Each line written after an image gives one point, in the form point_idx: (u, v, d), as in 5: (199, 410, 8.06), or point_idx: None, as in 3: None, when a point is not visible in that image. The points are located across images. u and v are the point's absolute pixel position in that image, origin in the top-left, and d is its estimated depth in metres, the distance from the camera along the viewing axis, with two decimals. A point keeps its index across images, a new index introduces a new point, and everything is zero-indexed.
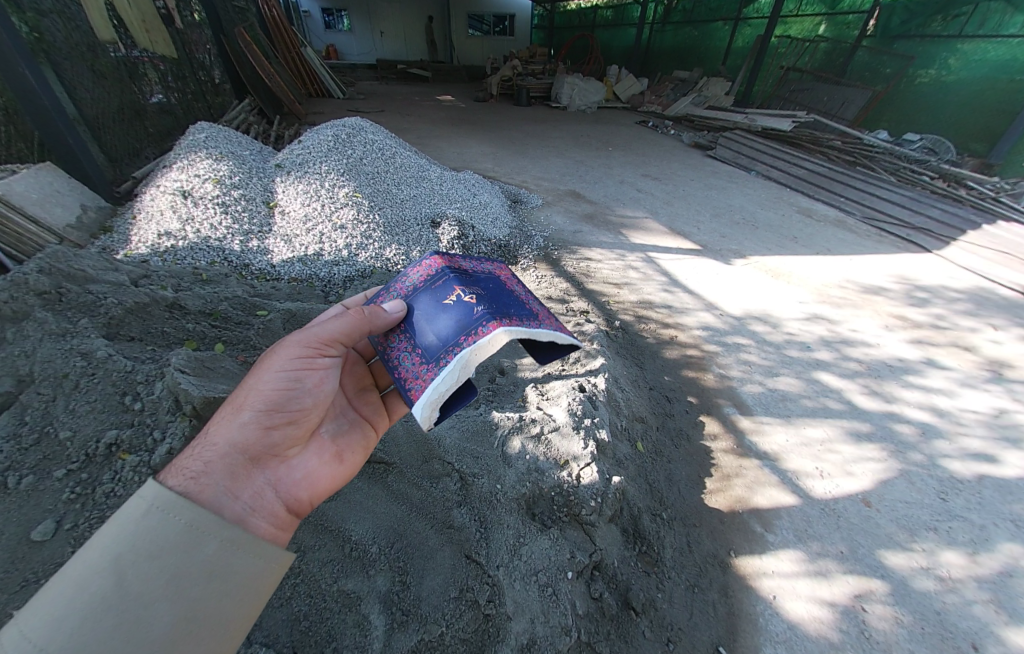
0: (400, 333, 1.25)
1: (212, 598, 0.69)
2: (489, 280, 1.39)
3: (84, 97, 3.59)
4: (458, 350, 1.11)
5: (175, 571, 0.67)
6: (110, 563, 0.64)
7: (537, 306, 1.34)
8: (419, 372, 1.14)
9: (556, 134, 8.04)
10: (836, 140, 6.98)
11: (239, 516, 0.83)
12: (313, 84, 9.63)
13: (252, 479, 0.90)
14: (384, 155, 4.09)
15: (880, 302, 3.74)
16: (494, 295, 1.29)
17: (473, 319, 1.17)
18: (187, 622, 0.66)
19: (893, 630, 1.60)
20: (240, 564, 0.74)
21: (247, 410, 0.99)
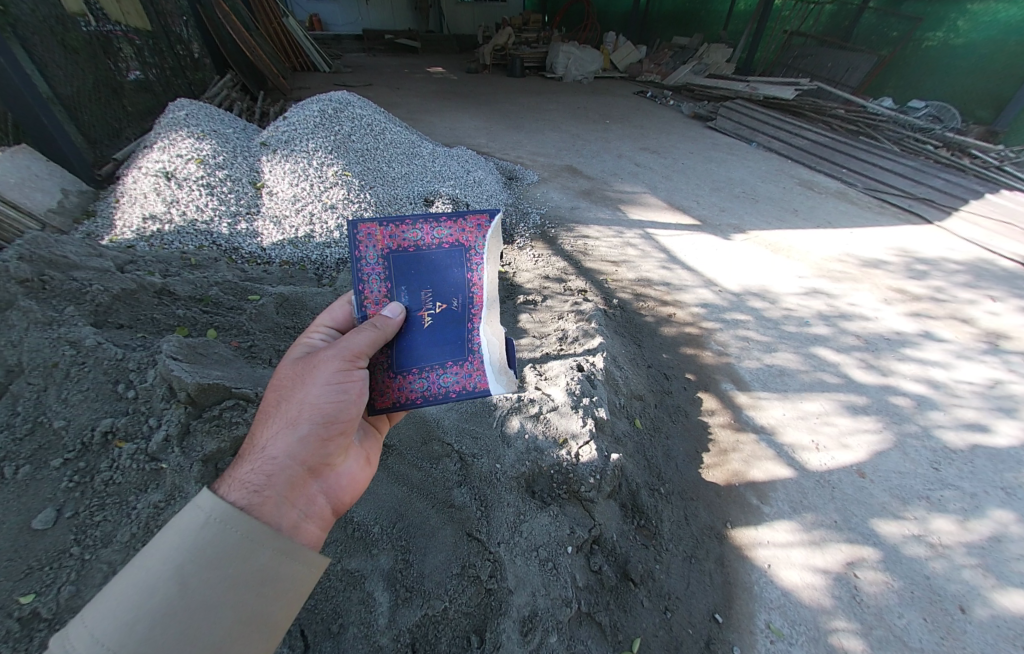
0: (407, 371, 1.19)
1: (265, 607, 0.69)
2: (402, 251, 1.17)
3: (57, 74, 3.42)
4: (478, 319, 1.22)
5: (230, 582, 0.66)
6: (174, 572, 0.63)
7: (452, 230, 1.18)
8: (465, 372, 1.21)
9: (551, 106, 7.79)
10: (840, 108, 6.78)
11: (294, 526, 0.83)
12: (297, 57, 9.23)
13: (310, 491, 0.89)
14: (374, 132, 3.96)
15: (879, 275, 3.72)
16: (435, 269, 1.19)
17: (459, 307, 1.21)
18: (242, 631, 0.65)
19: (884, 595, 1.65)
20: (288, 574, 0.73)
21: (305, 421, 0.93)
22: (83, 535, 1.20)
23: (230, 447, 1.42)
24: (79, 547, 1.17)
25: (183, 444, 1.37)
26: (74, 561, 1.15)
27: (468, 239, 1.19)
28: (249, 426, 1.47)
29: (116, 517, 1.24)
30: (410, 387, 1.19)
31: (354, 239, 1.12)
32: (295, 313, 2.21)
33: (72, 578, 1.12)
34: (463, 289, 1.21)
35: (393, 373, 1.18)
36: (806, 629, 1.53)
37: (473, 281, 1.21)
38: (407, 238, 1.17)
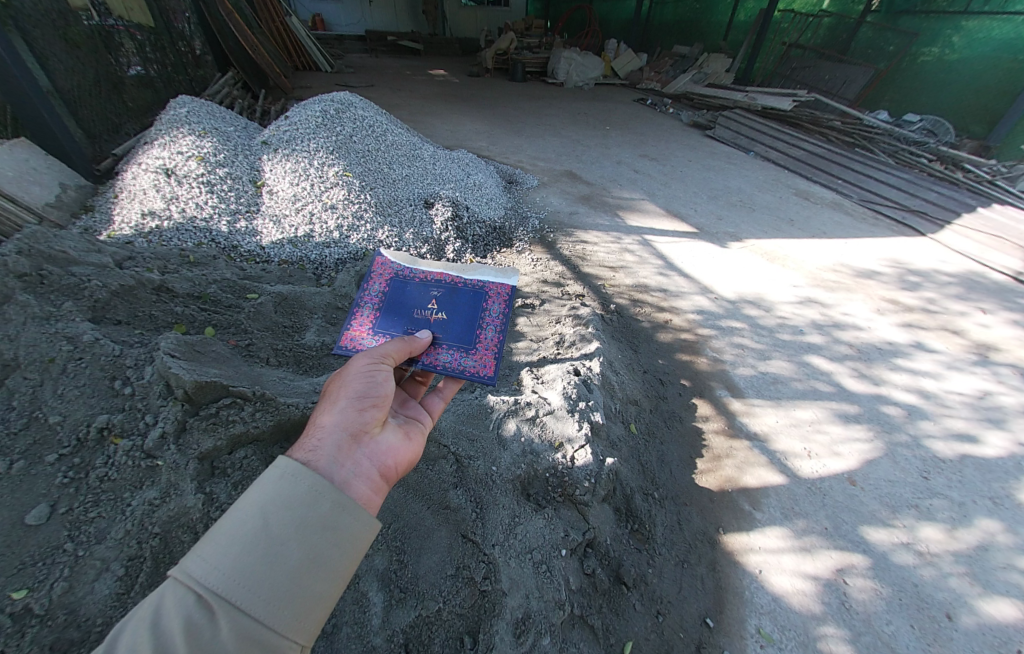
0: (475, 339, 1.45)
1: (331, 554, 0.67)
2: (376, 320, 1.49)
3: (58, 68, 3.42)
4: (453, 279, 1.58)
5: (301, 524, 0.66)
6: (254, 511, 0.64)
7: (378, 280, 1.56)
8: (494, 298, 1.54)
9: (552, 111, 7.85)
10: (836, 120, 6.88)
11: (345, 480, 0.79)
12: (299, 56, 9.25)
13: (354, 450, 0.86)
14: (376, 133, 3.97)
15: (873, 286, 3.77)
16: (401, 303, 1.53)
17: (436, 292, 1.54)
18: (311, 574, 0.63)
19: (872, 602, 1.67)
20: (351, 525, 0.71)
21: (342, 398, 0.98)
22: (77, 531, 1.20)
23: (226, 445, 1.42)
24: (72, 544, 1.17)
25: (180, 442, 1.37)
26: (67, 557, 1.15)
27: (389, 272, 1.59)
28: (246, 424, 1.46)
29: (110, 514, 1.24)
30: (488, 342, 1.46)
31: (355, 345, 1.43)
32: (293, 312, 2.21)
33: (65, 574, 1.12)
34: (424, 286, 1.56)
35: (469, 351, 1.43)
36: (796, 634, 1.55)
37: (421, 277, 1.57)
38: (369, 313, 1.51)
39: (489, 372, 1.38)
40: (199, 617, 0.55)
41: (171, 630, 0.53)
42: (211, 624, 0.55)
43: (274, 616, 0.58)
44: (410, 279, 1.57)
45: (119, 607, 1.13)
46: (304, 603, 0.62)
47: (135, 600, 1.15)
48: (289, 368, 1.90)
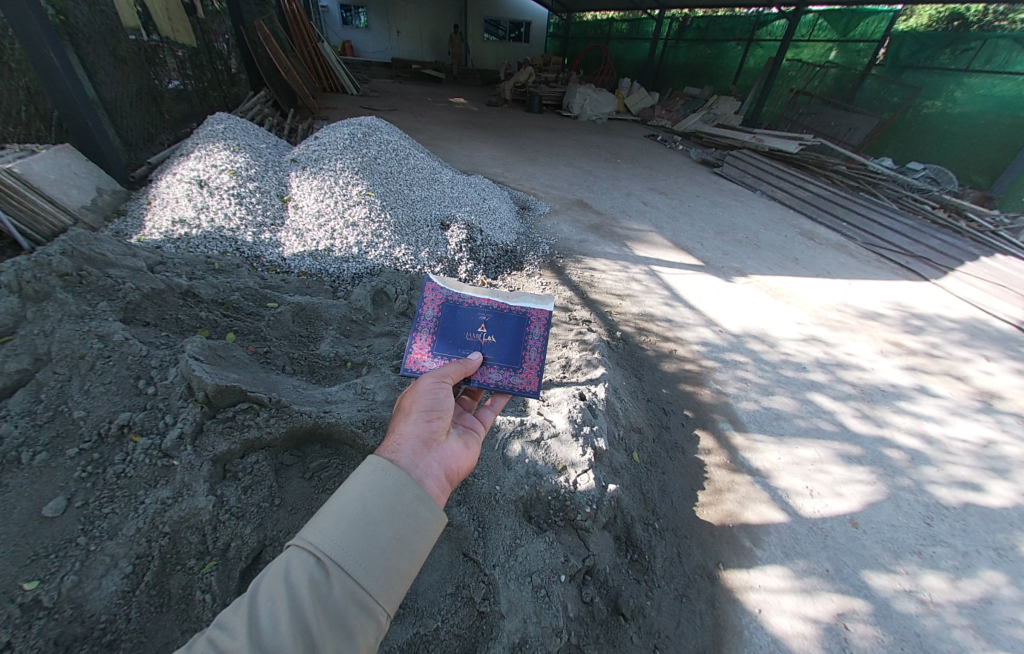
0: (520, 359, 1.50)
1: (416, 537, 0.71)
2: (434, 342, 1.52)
3: (104, 80, 3.64)
4: (498, 303, 1.57)
5: (392, 507, 0.71)
6: (355, 492, 0.71)
7: (431, 304, 1.56)
8: (537, 320, 1.56)
9: (566, 142, 8.14)
10: (841, 164, 7.09)
11: (418, 478, 0.81)
12: (327, 79, 9.70)
13: (425, 454, 0.89)
14: (398, 156, 4.15)
15: (876, 327, 3.81)
16: (454, 326, 1.55)
17: (485, 314, 1.55)
18: (400, 555, 0.68)
19: (874, 649, 1.64)
20: (432, 515, 0.75)
21: (412, 411, 1.03)
22: (90, 526, 1.23)
23: (239, 449, 1.47)
24: (85, 538, 1.20)
25: (196, 443, 1.41)
26: (79, 551, 1.17)
27: (440, 295, 1.58)
28: (260, 430, 1.51)
29: (123, 510, 1.27)
30: (532, 360, 1.52)
31: (417, 368, 1.47)
32: (310, 323, 2.28)
33: (75, 568, 1.15)
34: (472, 310, 1.56)
35: (516, 370, 1.49)
36: None
37: (470, 300, 1.57)
38: (425, 336, 1.53)
39: (534, 386, 1.46)
40: (318, 576, 0.63)
41: (299, 586, 0.61)
42: (325, 583, 0.62)
43: (372, 585, 0.64)
44: (460, 302, 1.57)
45: (124, 604, 1.15)
46: (394, 578, 0.67)
47: (140, 598, 1.17)
48: (304, 377, 1.95)
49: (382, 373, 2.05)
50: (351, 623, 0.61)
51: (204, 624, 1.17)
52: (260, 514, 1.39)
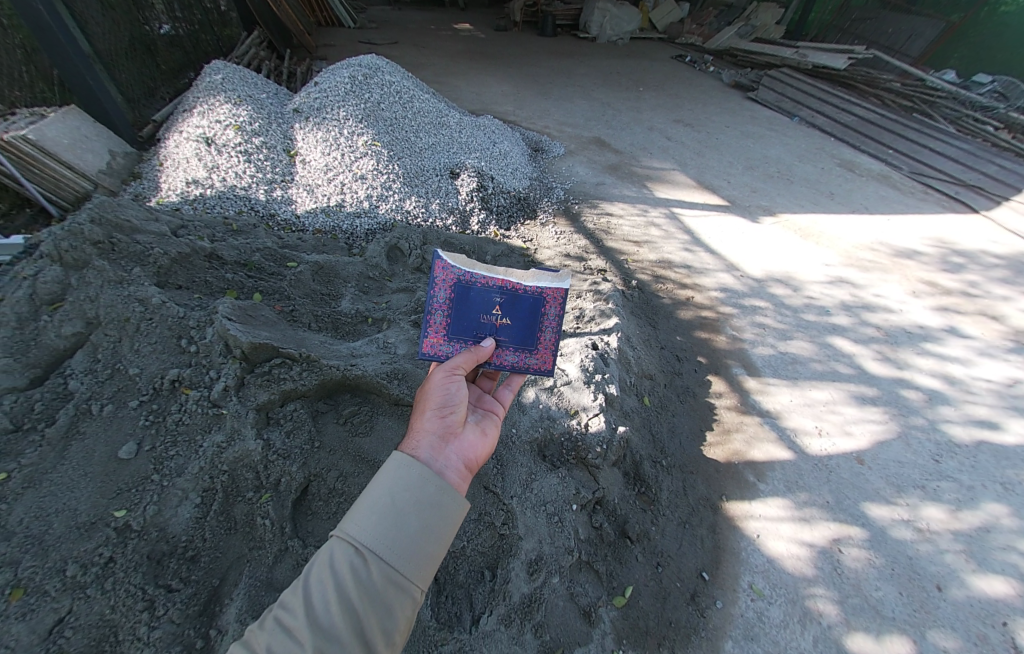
0: (536, 341, 1.43)
1: (443, 525, 0.71)
2: (449, 325, 1.39)
3: (96, 31, 3.52)
4: (514, 283, 1.38)
5: (419, 498, 0.71)
6: (383, 485, 0.70)
7: (442, 286, 1.37)
8: (553, 301, 1.41)
9: (583, 70, 7.48)
10: (894, 81, 6.32)
11: (439, 470, 0.83)
12: (322, 11, 9.00)
13: (444, 447, 0.89)
14: (402, 99, 3.95)
15: (911, 266, 3.63)
16: (468, 307, 1.40)
17: (500, 295, 1.38)
18: (430, 540, 0.68)
19: (864, 569, 1.78)
20: (457, 503, 0.75)
21: (426, 407, 1.02)
22: (161, 465, 1.42)
23: (278, 398, 1.61)
24: (158, 475, 1.39)
25: (240, 394, 1.56)
26: (155, 485, 1.37)
27: (451, 274, 1.37)
28: (295, 382, 1.64)
29: (186, 452, 1.44)
30: (548, 340, 1.45)
31: (435, 354, 1.38)
32: (329, 282, 2.36)
33: (154, 499, 1.35)
34: (485, 291, 1.38)
35: (531, 352, 1.44)
36: (786, 591, 1.68)
37: (484, 279, 1.37)
38: (439, 319, 1.38)
39: (549, 366, 1.46)
40: (358, 564, 0.61)
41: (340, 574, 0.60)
42: (365, 571, 0.61)
43: (408, 569, 0.63)
44: (472, 282, 1.38)
45: (199, 528, 1.36)
46: (427, 561, 0.66)
47: (212, 522, 1.38)
48: (329, 333, 2.06)
49: (401, 327, 2.13)
50: (392, 604, 0.60)
51: (266, 543, 1.38)
52: (303, 455, 1.55)
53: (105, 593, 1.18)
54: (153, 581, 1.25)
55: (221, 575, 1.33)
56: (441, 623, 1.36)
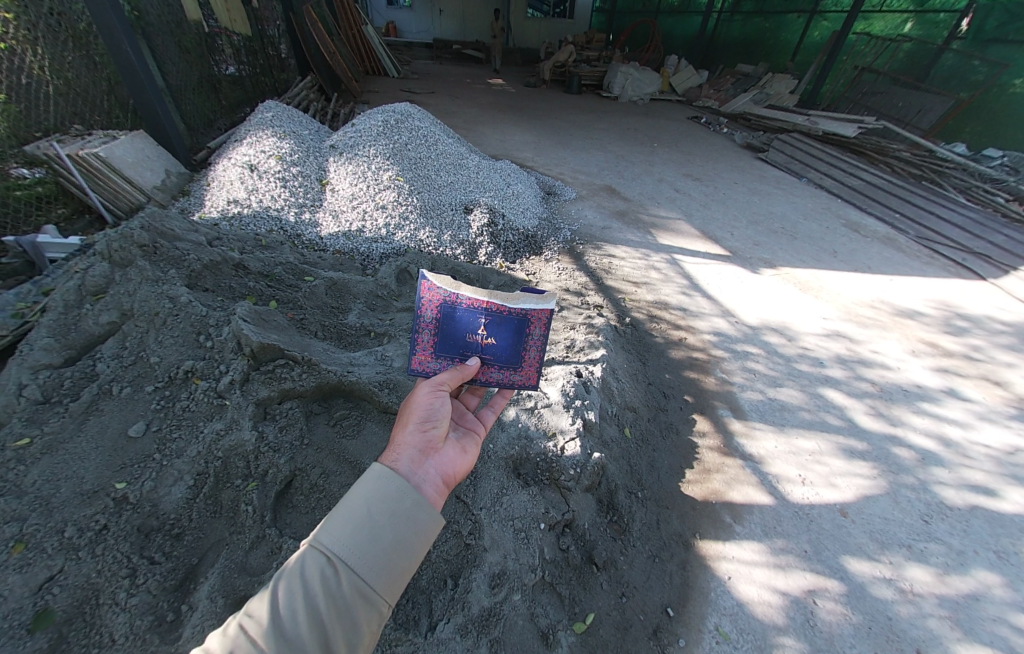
0: (520, 359, 1.51)
1: (416, 541, 0.74)
2: (436, 343, 1.48)
3: (170, 69, 4.04)
4: (497, 304, 1.45)
5: (394, 512, 0.73)
6: (359, 497, 0.73)
7: (430, 306, 1.45)
8: (537, 321, 1.48)
9: (602, 125, 8.02)
10: (903, 150, 6.57)
11: (416, 483, 0.86)
12: (370, 61, 9.99)
13: (424, 460, 0.93)
14: (428, 142, 4.34)
15: (911, 326, 3.67)
16: (454, 326, 1.48)
17: (485, 316, 1.45)
18: (401, 555, 0.70)
19: (839, 624, 1.73)
20: (432, 518, 0.77)
21: (409, 421, 1.05)
22: (162, 446, 1.55)
23: (277, 396, 1.76)
24: (159, 455, 1.52)
25: (243, 388, 1.71)
26: (154, 463, 1.50)
27: (440, 295, 1.45)
28: (294, 382, 1.79)
29: (187, 437, 1.58)
30: (531, 358, 1.53)
31: (423, 370, 1.48)
32: (340, 296, 2.57)
33: (151, 476, 1.47)
34: (469, 312, 1.45)
35: (515, 368, 1.52)
36: (753, 637, 1.65)
37: (469, 300, 1.44)
38: (426, 337, 1.47)
39: (533, 381, 1.54)
40: (328, 574, 0.65)
41: (311, 581, 0.64)
42: (334, 580, 0.65)
43: (376, 583, 0.67)
44: (459, 303, 1.45)
45: (187, 508, 1.47)
46: (396, 576, 0.69)
47: (199, 504, 1.48)
48: (332, 342, 2.23)
49: (400, 343, 2.29)
50: (358, 615, 0.64)
51: (245, 530, 1.47)
52: (292, 450, 1.67)
53: (94, 557, 1.30)
54: (138, 551, 1.35)
55: (199, 555, 1.41)
56: (398, 623, 1.41)
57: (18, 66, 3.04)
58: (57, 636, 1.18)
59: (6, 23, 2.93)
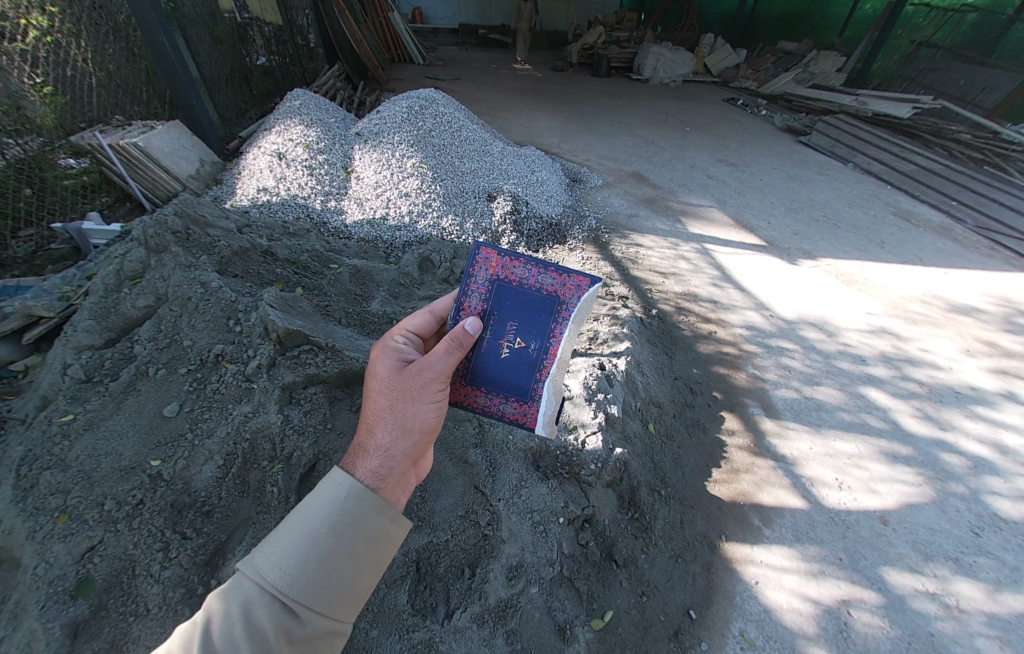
0: (477, 385, 1.25)
1: (383, 561, 0.74)
2: (506, 287, 1.23)
3: (204, 60, 4.15)
4: (548, 367, 1.25)
5: (363, 536, 0.72)
6: (322, 525, 0.69)
7: (555, 280, 1.22)
8: (525, 411, 1.26)
9: (631, 109, 7.74)
10: (964, 132, 6.04)
11: (398, 500, 0.84)
12: (396, 49, 9.96)
13: (410, 472, 0.91)
14: (452, 128, 4.29)
15: (966, 323, 3.39)
16: (528, 310, 1.23)
17: (538, 352, 1.24)
18: (362, 574, 0.70)
19: (877, 637, 1.64)
20: (399, 535, 0.78)
21: (406, 416, 0.97)
22: (195, 426, 1.60)
23: (302, 381, 1.77)
24: (191, 434, 1.57)
25: (270, 372, 1.74)
26: (187, 442, 1.55)
27: (564, 297, 1.23)
28: (318, 367, 1.81)
29: (217, 417, 1.62)
30: (479, 402, 1.26)
31: (474, 264, 1.23)
32: (364, 284, 2.59)
33: (183, 454, 1.52)
34: (543, 329, 1.24)
35: (468, 379, 1.25)
36: (780, 646, 1.58)
37: (557, 334, 1.24)
38: (518, 274, 1.23)
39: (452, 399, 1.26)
40: (287, 617, 0.61)
41: (267, 629, 0.59)
42: (294, 623, 0.61)
43: (342, 612, 0.67)
44: (558, 319, 1.23)
45: (216, 486, 1.51)
46: (353, 597, 0.69)
47: (229, 483, 1.53)
48: (355, 329, 2.25)
49: None
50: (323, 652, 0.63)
51: (271, 510, 1.50)
52: (316, 433, 1.67)
53: (131, 530, 1.36)
54: (171, 526, 1.41)
55: (228, 532, 1.46)
56: (415, 609, 1.42)
57: (64, 59, 3.15)
58: (97, 603, 1.25)
59: (51, 18, 3.05)
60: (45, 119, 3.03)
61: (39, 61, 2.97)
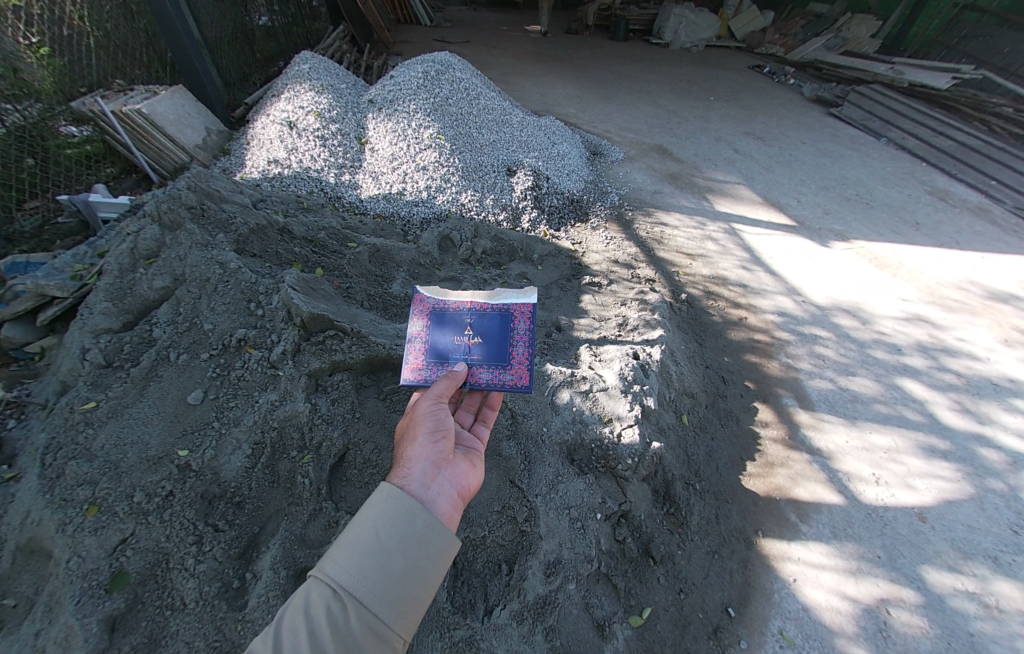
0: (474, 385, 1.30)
1: (432, 567, 0.64)
2: (434, 317, 1.40)
3: (205, 20, 3.90)
4: (505, 336, 1.36)
5: (405, 534, 0.65)
6: (366, 520, 0.64)
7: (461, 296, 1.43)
8: (516, 374, 1.32)
9: (652, 76, 7.31)
10: (1008, 104, 5.66)
11: (432, 499, 0.76)
12: (402, 10, 9.40)
13: (437, 472, 0.85)
14: (469, 96, 4.05)
15: (1006, 312, 3.24)
16: (459, 319, 1.40)
17: (490, 334, 1.36)
18: (416, 583, 0.61)
19: (916, 638, 1.60)
20: (445, 541, 0.69)
21: (417, 434, 0.97)
22: (221, 414, 1.54)
23: (328, 367, 1.69)
24: (218, 422, 1.52)
25: (295, 359, 1.66)
26: (214, 431, 1.50)
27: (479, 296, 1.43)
28: (345, 354, 1.72)
29: (244, 405, 1.56)
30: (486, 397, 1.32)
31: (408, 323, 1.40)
32: (383, 263, 2.47)
33: (211, 443, 1.47)
34: (480, 321, 1.38)
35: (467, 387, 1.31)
36: (820, 644, 1.55)
37: (490, 315, 1.39)
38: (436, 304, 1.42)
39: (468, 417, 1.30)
40: (335, 612, 0.54)
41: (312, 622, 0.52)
42: (341, 617, 0.54)
43: (391, 617, 0.56)
44: (484, 309, 1.40)
45: (246, 477, 1.46)
46: (411, 608, 0.60)
47: (259, 474, 1.48)
48: (378, 313, 2.15)
49: None
50: None
51: (303, 501, 1.46)
52: (345, 423, 1.62)
53: (163, 522, 1.32)
54: (203, 518, 1.37)
55: (260, 524, 1.42)
56: (455, 607, 1.39)
57: (58, 16, 3.00)
58: (132, 597, 1.22)
59: None
60: (43, 83, 2.89)
61: (33, 18, 2.87)
